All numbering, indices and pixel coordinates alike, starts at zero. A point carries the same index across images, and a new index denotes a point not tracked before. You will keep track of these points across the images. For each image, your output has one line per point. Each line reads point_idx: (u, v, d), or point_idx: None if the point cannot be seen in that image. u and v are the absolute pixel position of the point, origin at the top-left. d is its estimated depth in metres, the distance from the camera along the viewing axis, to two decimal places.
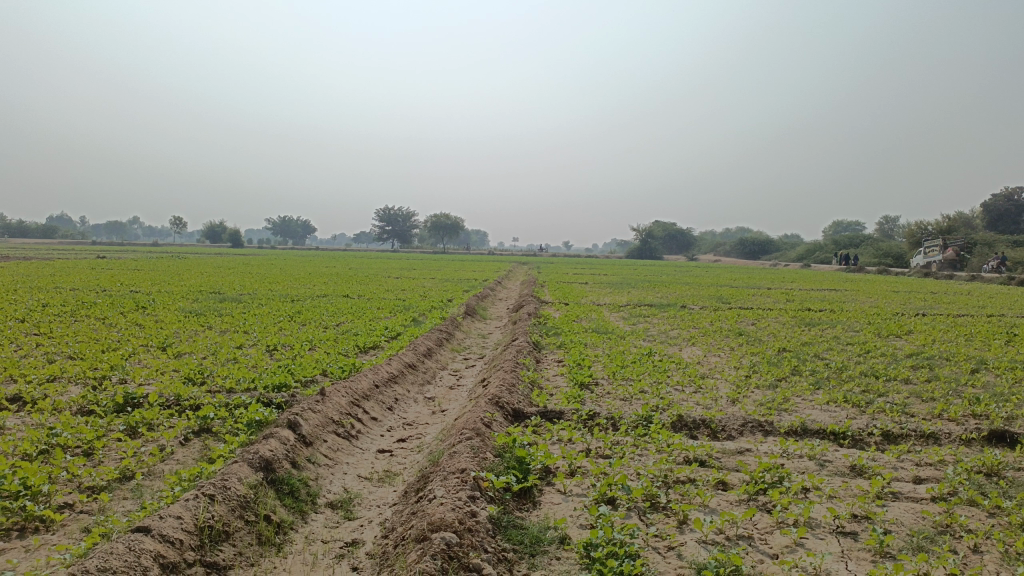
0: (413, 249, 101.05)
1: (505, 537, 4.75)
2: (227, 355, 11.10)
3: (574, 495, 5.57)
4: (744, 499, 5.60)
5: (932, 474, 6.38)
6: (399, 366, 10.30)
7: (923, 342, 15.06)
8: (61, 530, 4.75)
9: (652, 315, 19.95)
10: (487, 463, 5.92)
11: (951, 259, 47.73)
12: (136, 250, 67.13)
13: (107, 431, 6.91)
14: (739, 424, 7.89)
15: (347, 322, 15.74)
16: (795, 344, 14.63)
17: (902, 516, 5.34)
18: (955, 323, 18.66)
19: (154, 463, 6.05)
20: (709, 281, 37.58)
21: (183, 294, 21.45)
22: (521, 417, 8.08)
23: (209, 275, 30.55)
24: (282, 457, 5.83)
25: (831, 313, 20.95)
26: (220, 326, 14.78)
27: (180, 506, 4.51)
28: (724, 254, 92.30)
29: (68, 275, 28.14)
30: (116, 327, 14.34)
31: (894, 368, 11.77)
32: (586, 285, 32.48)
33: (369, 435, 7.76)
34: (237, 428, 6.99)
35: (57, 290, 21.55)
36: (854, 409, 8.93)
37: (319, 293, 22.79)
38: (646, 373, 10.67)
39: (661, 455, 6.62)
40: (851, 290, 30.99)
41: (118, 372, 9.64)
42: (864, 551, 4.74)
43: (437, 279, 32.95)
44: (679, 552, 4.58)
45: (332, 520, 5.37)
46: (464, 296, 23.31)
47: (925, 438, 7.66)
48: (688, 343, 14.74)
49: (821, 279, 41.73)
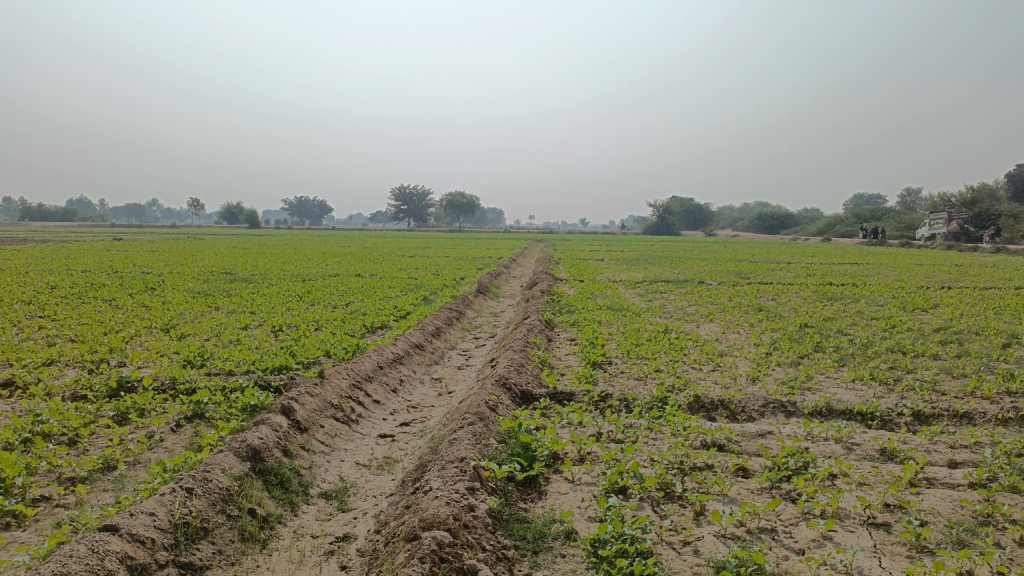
0: (428, 227, 100.79)
1: (506, 533, 4.39)
2: (230, 337, 10.78)
3: (583, 484, 5.21)
4: (766, 488, 5.20)
5: (969, 458, 5.94)
6: (405, 347, 9.95)
7: (950, 316, 14.58)
8: (33, 526, 4.43)
9: (669, 292, 19.44)
10: (489, 450, 5.54)
11: (956, 232, 46.87)
12: (152, 231, 67.09)
13: (96, 417, 6.60)
14: (760, 404, 7.49)
15: (357, 301, 15.39)
16: (817, 319, 14.16)
17: (939, 505, 4.92)
18: (982, 296, 17.97)
19: (140, 451, 5.73)
20: (728, 257, 37.02)
21: (194, 276, 21.16)
22: (529, 399, 7.72)
23: (222, 255, 30.52)
24: (272, 445, 5.49)
25: (854, 288, 20.29)
26: (227, 307, 14.50)
27: (155, 501, 4.19)
28: (742, 229, 90.93)
29: (82, 256, 28.00)
30: (121, 309, 14.06)
31: (922, 344, 11.27)
32: (603, 262, 31.91)
33: (371, 419, 7.43)
34: (230, 414, 6.66)
35: (67, 272, 21.33)
36: (881, 387, 8.50)
37: (329, 273, 22.45)
38: (661, 351, 10.27)
39: (676, 438, 6.24)
40: (874, 264, 30.23)
41: (116, 355, 9.34)
42: (898, 544, 4.35)
43: (451, 257, 32.61)
44: (696, 548, 4.20)
45: (324, 513, 5.05)
46: (478, 274, 22.85)
47: (959, 418, 7.21)
48: (705, 319, 14.32)
49: (842, 252, 40.97)
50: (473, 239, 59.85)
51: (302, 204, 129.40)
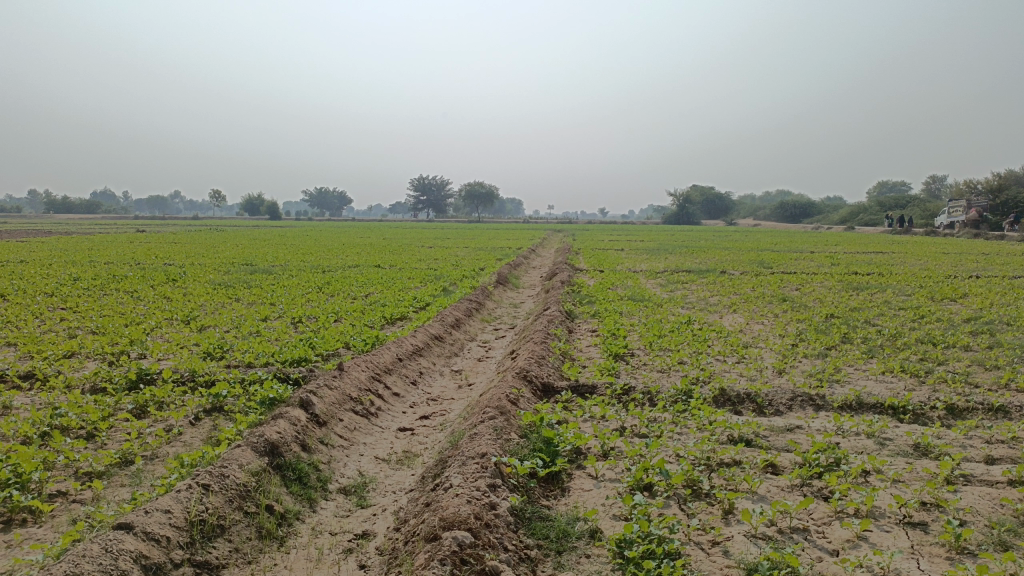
0: (447, 218, 100.75)
1: (528, 532, 4.27)
2: (249, 328, 10.73)
3: (607, 480, 5.07)
4: (797, 485, 5.04)
5: (1007, 454, 5.73)
6: (424, 338, 9.85)
7: (980, 305, 14.25)
8: (48, 523, 4.37)
9: (691, 282, 19.19)
10: (510, 445, 5.42)
11: (974, 219, 46.30)
12: (173, 224, 67.54)
13: (115, 411, 6.54)
14: (788, 398, 7.31)
15: (377, 292, 15.32)
16: (844, 309, 13.89)
17: (978, 504, 4.74)
18: (1013, 286, 17.54)
19: (158, 445, 5.66)
20: (751, 245, 36.55)
21: (215, 267, 21.19)
22: (551, 392, 7.60)
23: (243, 247, 30.60)
24: (290, 440, 5.40)
25: (880, 278, 19.92)
26: (247, 298, 14.48)
27: (171, 498, 4.11)
28: (764, 218, 89.97)
29: (105, 248, 28.20)
30: (142, 301, 14.08)
31: (952, 335, 10.99)
32: (623, 252, 31.61)
33: (390, 412, 7.34)
34: (249, 406, 6.58)
35: (90, 264, 21.46)
36: (911, 379, 8.28)
37: (349, 264, 22.43)
38: (684, 343, 10.08)
39: (702, 433, 6.08)
40: (899, 253, 29.68)
41: (136, 347, 9.31)
42: (937, 545, 4.18)
43: (471, 247, 32.50)
44: (726, 549, 4.06)
45: (343, 509, 4.95)
46: (497, 265, 22.71)
47: (994, 412, 6.99)
48: (729, 309, 14.10)
49: (867, 241, 40.28)
50: (492, 229, 59.70)
51: (322, 194, 129.72)
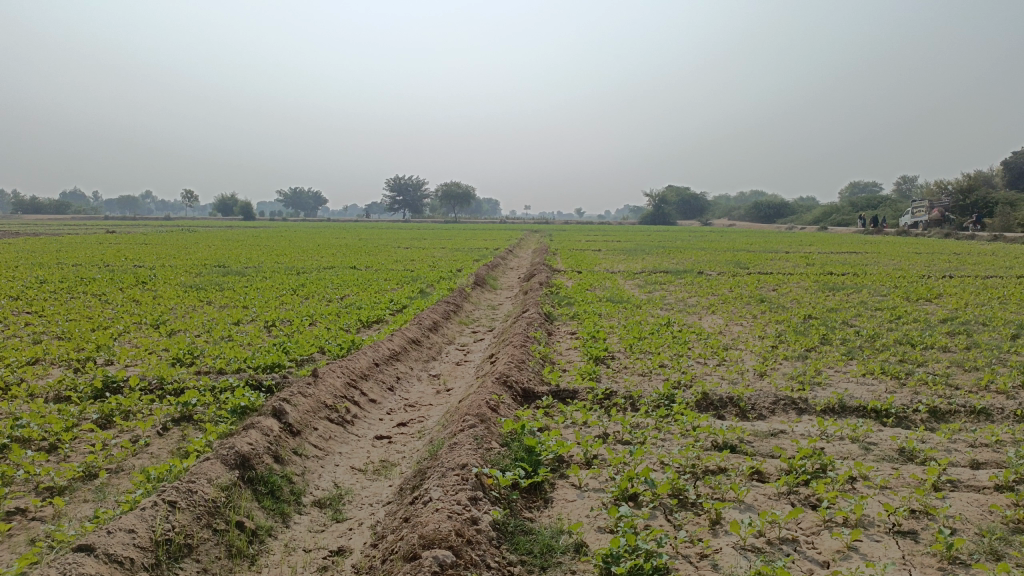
0: (422, 218, 100.28)
1: (511, 547, 4.12)
2: (221, 333, 10.46)
3: (591, 490, 4.93)
4: (784, 493, 4.93)
5: (992, 458, 5.68)
6: (401, 342, 9.66)
7: (954, 306, 14.33)
8: (5, 542, 4.14)
9: (668, 283, 19.15)
10: (491, 455, 5.26)
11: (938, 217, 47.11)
12: (143, 224, 66.55)
13: (79, 421, 6.28)
14: (770, 401, 7.23)
15: (352, 295, 15.09)
16: (821, 310, 13.89)
17: (967, 511, 4.66)
18: (986, 286, 17.69)
19: (123, 458, 5.43)
20: (726, 246, 36.66)
21: (186, 269, 20.78)
22: (531, 397, 7.46)
23: (216, 248, 30.17)
24: (262, 451, 5.20)
25: (854, 278, 20.03)
26: (219, 302, 14.16)
27: (135, 516, 3.91)
28: (738, 219, 90.70)
29: (75, 250, 27.60)
30: (111, 305, 13.72)
31: (930, 335, 11.00)
32: (600, 253, 31.61)
33: (367, 420, 7.16)
34: (220, 416, 6.37)
35: (57, 266, 20.96)
36: (892, 381, 8.25)
37: (325, 266, 22.10)
38: (665, 345, 9.99)
39: (686, 439, 5.98)
40: (873, 253, 29.95)
41: (103, 354, 9.02)
42: (928, 555, 4.09)
43: (447, 248, 32.30)
44: (715, 563, 3.94)
45: (317, 523, 4.77)
46: (474, 265, 22.54)
47: (976, 415, 6.95)
48: (708, 311, 14.05)
49: (840, 241, 40.58)
50: (470, 230, 59.43)
51: (297, 194, 128.48)
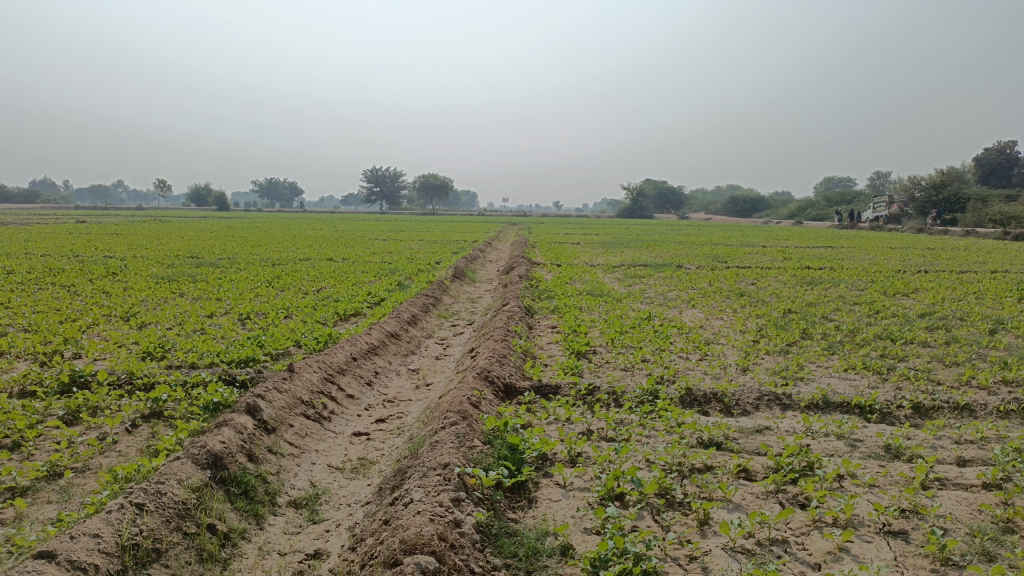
0: (399, 209, 99.63)
1: (495, 550, 3.99)
2: (193, 325, 10.20)
3: (576, 489, 4.81)
4: (771, 492, 4.84)
5: (979, 455, 5.63)
6: (380, 336, 9.47)
7: (932, 300, 14.40)
8: None
9: (648, 276, 19.09)
10: (474, 454, 5.11)
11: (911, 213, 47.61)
12: (114, 214, 65.47)
13: (45, 418, 6.04)
14: (754, 397, 7.15)
15: (329, 287, 14.87)
16: (801, 304, 13.89)
17: (957, 510, 4.60)
18: (962, 281, 17.80)
19: (90, 456, 5.21)
20: (702, 239, 36.69)
21: (159, 260, 20.37)
22: (513, 393, 7.33)
23: (189, 239, 29.62)
24: (236, 450, 5.01)
25: (832, 272, 20.11)
26: (191, 293, 13.85)
27: (99, 520, 3.71)
28: (714, 213, 91.26)
29: (43, 240, 26.94)
30: (79, 296, 13.35)
31: (909, 330, 11.00)
32: (578, 246, 31.39)
33: (344, 416, 6.98)
34: (192, 413, 6.17)
35: (25, 256, 20.40)
36: (875, 377, 8.21)
37: (301, 257, 21.76)
38: (647, 339, 9.89)
39: (672, 437, 5.87)
40: (848, 247, 30.20)
41: (70, 347, 8.72)
42: (920, 556, 4.01)
43: (425, 241, 31.98)
44: (705, 565, 3.83)
45: (292, 525, 4.61)
46: (453, 258, 22.35)
47: (960, 411, 6.91)
48: (688, 305, 13.98)
49: (815, 236, 40.74)
50: (448, 223, 59.04)
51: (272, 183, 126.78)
